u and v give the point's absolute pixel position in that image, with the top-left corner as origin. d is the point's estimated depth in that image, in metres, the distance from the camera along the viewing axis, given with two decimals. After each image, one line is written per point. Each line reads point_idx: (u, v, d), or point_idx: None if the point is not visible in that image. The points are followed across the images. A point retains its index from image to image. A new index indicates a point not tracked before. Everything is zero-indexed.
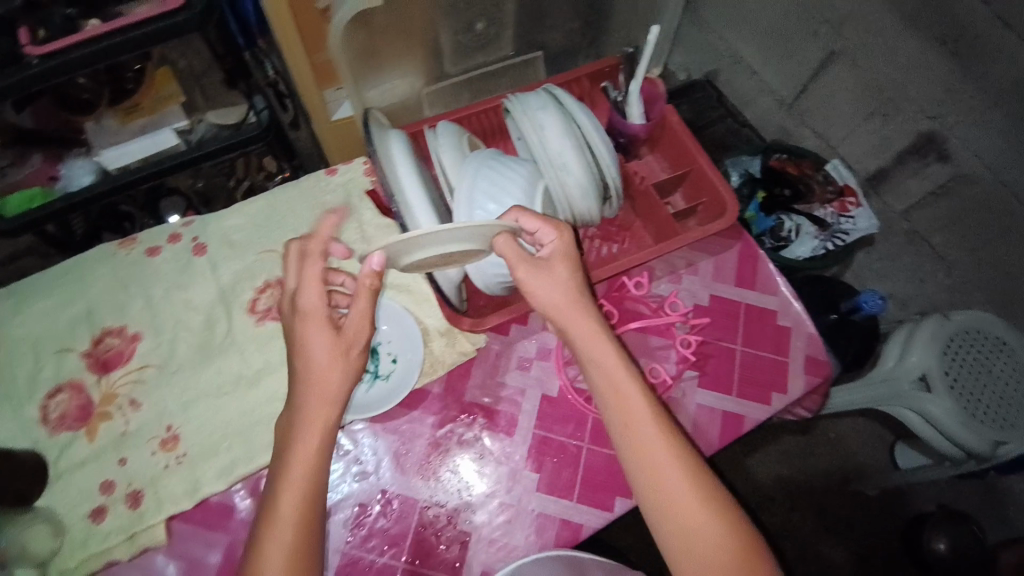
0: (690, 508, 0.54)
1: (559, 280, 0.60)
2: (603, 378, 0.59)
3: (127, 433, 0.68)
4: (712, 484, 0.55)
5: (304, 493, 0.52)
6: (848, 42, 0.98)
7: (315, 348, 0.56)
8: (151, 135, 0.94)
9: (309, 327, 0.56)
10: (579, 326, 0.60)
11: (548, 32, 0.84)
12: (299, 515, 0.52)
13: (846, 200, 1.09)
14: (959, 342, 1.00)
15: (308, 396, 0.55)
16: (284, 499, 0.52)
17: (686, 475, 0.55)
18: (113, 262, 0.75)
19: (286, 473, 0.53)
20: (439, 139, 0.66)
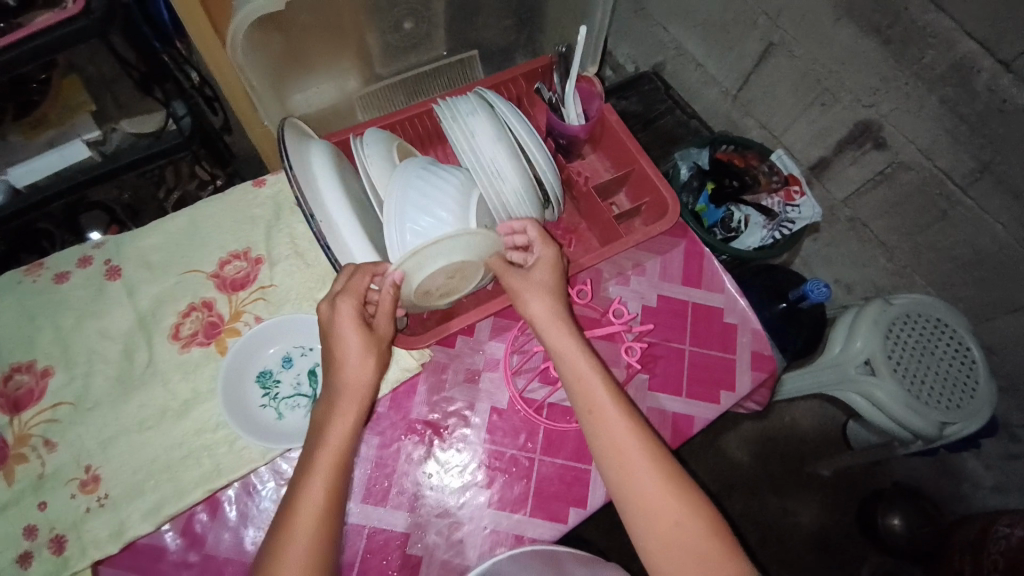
0: (663, 501, 0.53)
1: (538, 282, 0.61)
2: (574, 373, 0.58)
3: (44, 476, 0.62)
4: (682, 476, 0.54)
5: (331, 491, 0.51)
6: (787, 32, 0.99)
7: (356, 350, 0.55)
8: (60, 149, 0.88)
9: (347, 331, 0.55)
10: (553, 325, 0.60)
11: (483, 31, 0.82)
12: (325, 510, 0.50)
13: (791, 189, 1.12)
14: (900, 326, 1.03)
15: (342, 396, 0.55)
16: (309, 495, 0.50)
17: (655, 468, 0.54)
18: (20, 290, 0.68)
19: (315, 468, 0.51)
20: (364, 151, 0.62)
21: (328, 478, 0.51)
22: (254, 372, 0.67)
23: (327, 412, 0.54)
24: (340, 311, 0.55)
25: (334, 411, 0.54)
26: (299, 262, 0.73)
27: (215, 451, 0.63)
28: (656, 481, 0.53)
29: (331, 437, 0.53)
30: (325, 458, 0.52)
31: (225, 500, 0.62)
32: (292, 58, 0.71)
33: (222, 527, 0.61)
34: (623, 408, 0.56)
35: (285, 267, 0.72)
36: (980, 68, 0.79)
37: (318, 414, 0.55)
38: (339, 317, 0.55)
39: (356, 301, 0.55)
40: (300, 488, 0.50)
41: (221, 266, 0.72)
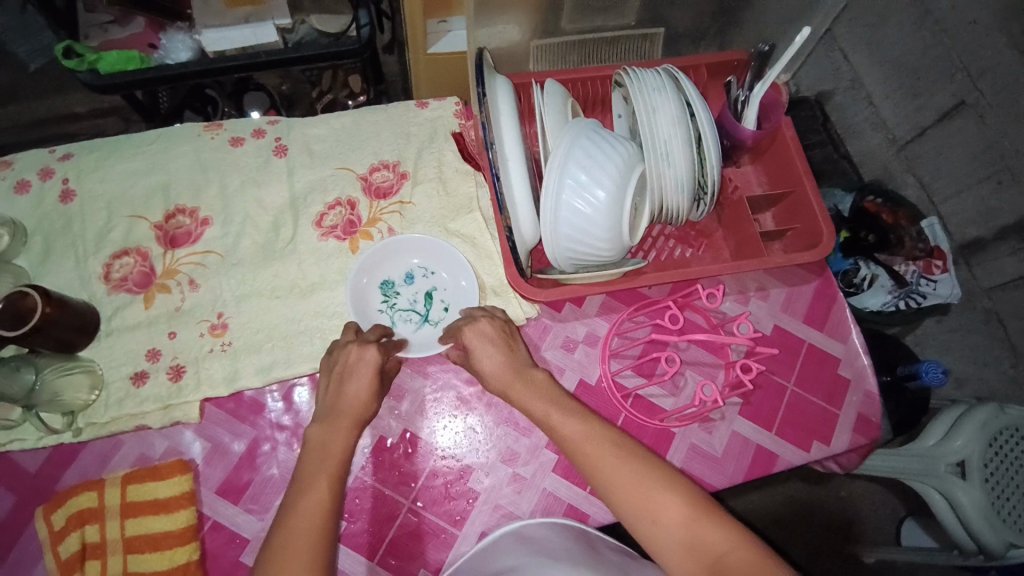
0: (659, 499, 0.51)
1: (489, 347, 0.62)
2: (541, 411, 0.58)
3: (181, 309, 0.69)
4: (670, 475, 0.52)
5: (333, 494, 0.52)
6: (983, 96, 0.90)
7: (369, 386, 0.59)
8: (254, 25, 0.93)
9: (363, 377, 0.59)
10: (511, 380, 0.60)
11: (675, 10, 0.79)
12: (328, 507, 0.51)
13: (932, 262, 1.03)
14: (1003, 440, 0.95)
15: (338, 419, 0.57)
16: (312, 496, 0.52)
17: (641, 471, 0.52)
18: (197, 142, 0.75)
19: (318, 475, 0.53)
20: (545, 97, 0.62)
21: (334, 483, 0.53)
22: (380, 279, 0.71)
23: (324, 430, 0.56)
24: (365, 357, 0.60)
25: (327, 430, 0.57)
26: (439, 188, 0.76)
27: (326, 334, 0.68)
28: (643, 483, 0.52)
29: (330, 450, 0.55)
30: (329, 468, 0.54)
31: None
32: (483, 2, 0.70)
33: None
34: (592, 427, 0.56)
35: (429, 189, 0.75)
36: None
37: (311, 434, 0.56)
38: (364, 361, 0.60)
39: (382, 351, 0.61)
40: (304, 491, 0.52)
41: (370, 172, 0.76)
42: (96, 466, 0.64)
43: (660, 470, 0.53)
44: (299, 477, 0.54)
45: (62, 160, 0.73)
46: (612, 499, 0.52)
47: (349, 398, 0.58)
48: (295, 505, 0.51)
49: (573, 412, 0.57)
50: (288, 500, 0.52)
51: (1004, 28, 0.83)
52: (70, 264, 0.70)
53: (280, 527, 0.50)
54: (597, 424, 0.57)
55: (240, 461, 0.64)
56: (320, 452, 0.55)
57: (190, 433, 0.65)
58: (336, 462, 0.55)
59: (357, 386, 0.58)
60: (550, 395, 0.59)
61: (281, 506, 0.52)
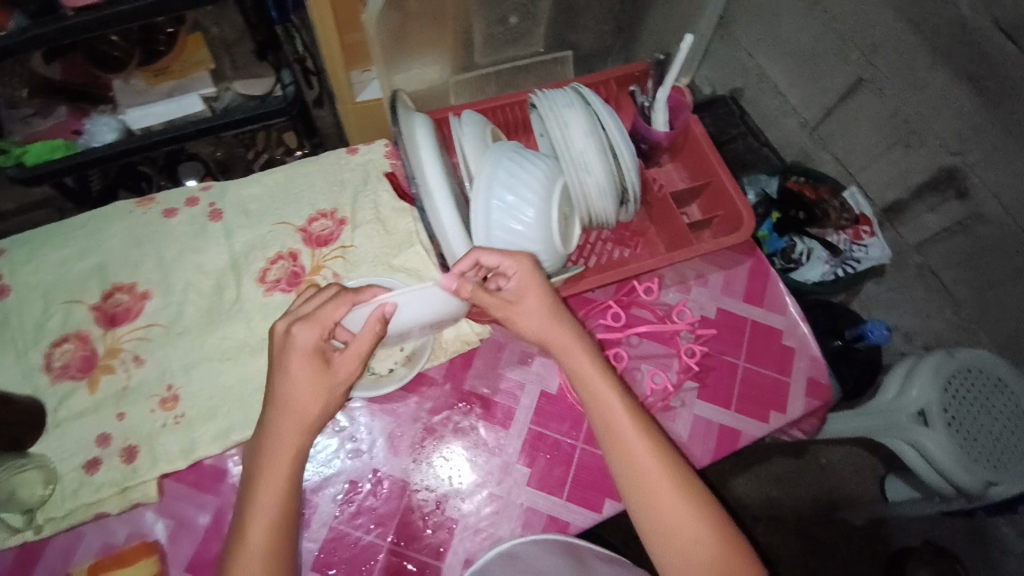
0: (663, 491, 0.56)
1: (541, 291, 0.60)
2: (581, 373, 0.60)
3: (128, 388, 0.68)
4: (680, 477, 0.57)
5: (274, 522, 0.53)
6: (878, 70, 0.97)
7: (308, 380, 0.55)
8: (178, 98, 0.96)
9: (297, 370, 0.55)
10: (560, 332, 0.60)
11: (579, 33, 0.85)
12: (270, 535, 0.53)
13: (861, 229, 1.09)
14: (959, 381, 0.98)
15: (283, 425, 0.55)
16: (255, 525, 0.53)
17: (655, 460, 0.57)
18: (130, 219, 0.75)
19: (259, 512, 0.53)
20: (462, 127, 0.66)
21: (274, 510, 0.53)
22: None
23: (260, 456, 0.55)
24: (296, 339, 0.55)
25: (273, 441, 0.55)
26: (377, 228, 0.78)
27: None
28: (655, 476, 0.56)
29: (272, 478, 0.54)
30: (273, 489, 0.54)
31: None
32: (392, 46, 0.74)
33: None
34: (632, 407, 0.59)
35: (369, 232, 0.77)
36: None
37: (253, 453, 0.57)
38: (297, 345, 0.56)
39: (318, 329, 0.56)
40: (248, 517, 0.53)
41: (309, 222, 0.77)
42: (60, 562, 0.61)
43: (674, 468, 0.57)
44: (246, 491, 0.55)
45: None
46: (623, 473, 0.57)
47: (290, 389, 0.56)
48: (242, 539, 0.53)
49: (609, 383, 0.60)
50: (239, 517, 0.54)
51: (891, 3, 0.90)
52: (11, 360, 0.68)
53: (230, 556, 0.52)
54: (631, 399, 0.60)
55: (207, 533, 0.63)
56: (267, 465, 0.55)
57: (152, 513, 0.63)
58: (280, 493, 0.54)
59: (297, 378, 0.55)
60: (595, 356, 0.61)
61: (235, 522, 0.54)
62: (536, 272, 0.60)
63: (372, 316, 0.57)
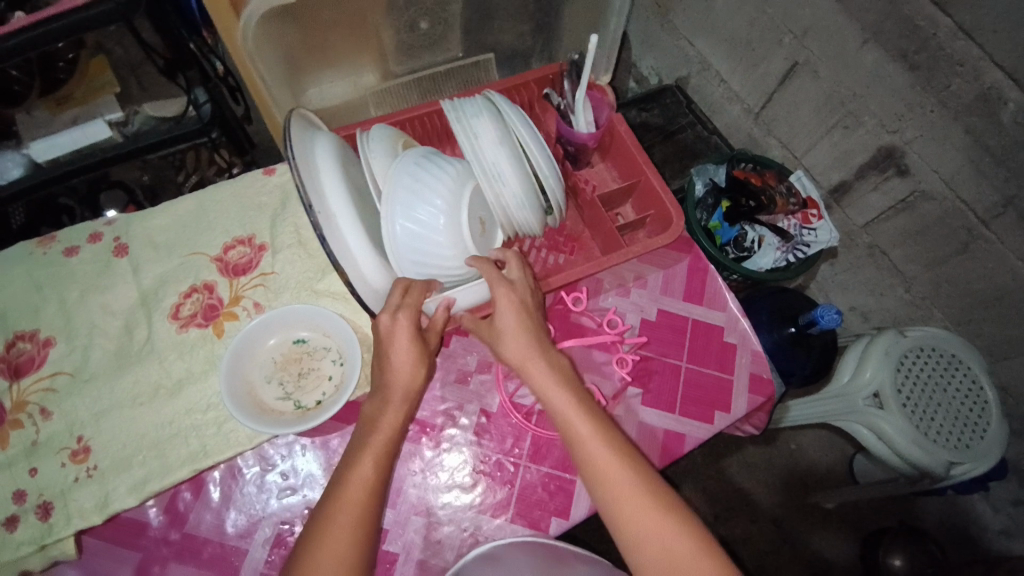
0: (634, 485, 0.52)
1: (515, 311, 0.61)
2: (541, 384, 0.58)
3: (37, 443, 0.63)
4: (647, 471, 0.53)
5: (379, 469, 0.53)
6: (812, 51, 0.95)
7: (416, 362, 0.58)
8: (83, 126, 0.88)
9: (407, 346, 0.58)
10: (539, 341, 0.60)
11: (497, 33, 0.82)
12: (373, 482, 0.52)
13: (809, 212, 1.08)
14: (913, 360, 0.99)
15: (393, 399, 0.57)
16: (360, 471, 0.52)
17: (617, 454, 0.54)
18: (29, 262, 0.70)
19: (366, 450, 0.53)
20: (369, 144, 0.63)
21: (378, 456, 0.53)
22: (257, 373, 0.67)
23: (379, 403, 0.56)
24: (400, 326, 0.57)
25: (385, 406, 0.56)
26: (300, 250, 0.74)
27: (201, 431, 0.64)
28: (623, 471, 0.52)
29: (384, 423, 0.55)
30: (380, 440, 0.54)
31: (211, 480, 0.63)
32: (289, 60, 0.72)
33: (206, 507, 0.62)
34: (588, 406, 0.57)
35: (292, 257, 0.74)
36: (1009, 100, 0.74)
37: (369, 406, 0.57)
38: (401, 333, 0.57)
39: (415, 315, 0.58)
40: (351, 464, 0.53)
41: (224, 250, 0.73)
42: None
43: (632, 463, 0.53)
44: (352, 445, 0.55)
45: None
46: (591, 473, 0.54)
47: (391, 370, 0.57)
48: (345, 475, 0.52)
49: (560, 382, 0.58)
50: (340, 465, 0.53)
51: None
52: None
53: (330, 495, 0.51)
54: (584, 393, 0.58)
55: None
56: (389, 404, 0.56)
57: (71, 572, 0.59)
58: (385, 441, 0.55)
59: (404, 353, 0.57)
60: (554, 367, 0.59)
61: (332, 478, 0.53)
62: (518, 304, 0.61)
63: (439, 307, 0.62)
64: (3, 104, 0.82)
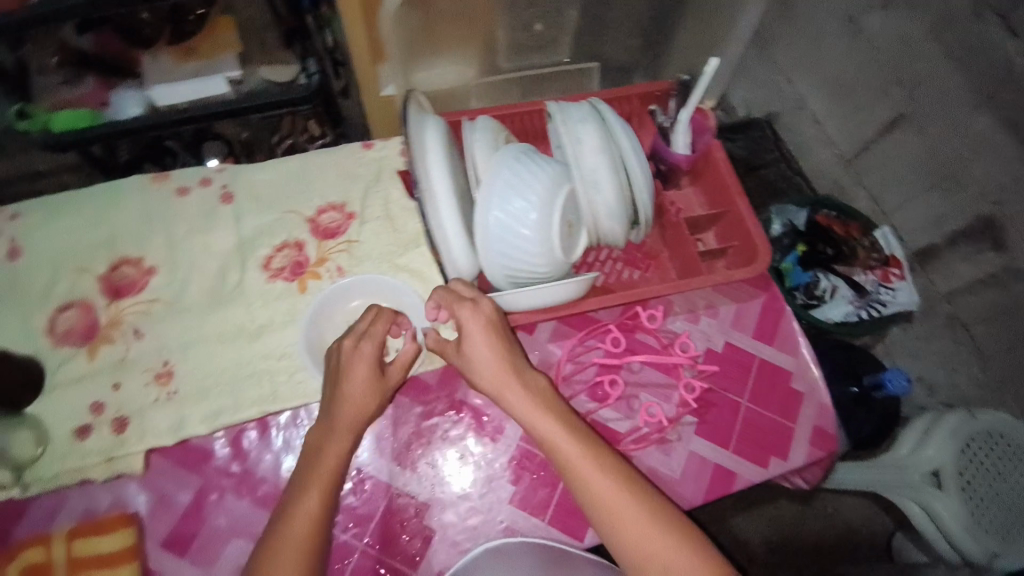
0: (632, 512, 0.51)
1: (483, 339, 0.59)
2: (524, 408, 0.57)
3: (126, 359, 0.69)
4: (647, 500, 0.52)
5: (324, 503, 0.54)
6: (920, 105, 0.91)
7: (369, 392, 0.59)
8: (203, 78, 0.93)
9: (361, 378, 0.59)
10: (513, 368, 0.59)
11: (608, 45, 0.83)
12: (319, 514, 0.53)
13: (889, 271, 1.00)
14: (979, 445, 0.92)
15: (338, 430, 0.58)
16: (304, 504, 0.53)
17: (617, 485, 0.53)
18: (145, 194, 0.75)
19: (310, 484, 0.55)
20: (474, 133, 0.65)
21: (321, 490, 0.54)
22: (334, 334, 0.70)
23: (323, 435, 0.58)
24: (361, 352, 0.59)
25: (331, 437, 0.58)
26: (386, 224, 0.77)
27: (275, 376, 0.68)
28: (624, 502, 0.52)
29: (327, 457, 0.56)
30: (321, 475, 0.55)
31: (274, 426, 0.66)
32: (408, 49, 0.73)
33: (266, 448, 0.65)
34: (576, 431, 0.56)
35: (378, 229, 0.77)
36: None
37: (312, 439, 0.58)
38: (360, 359, 0.59)
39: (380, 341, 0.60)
40: (300, 497, 0.54)
41: (318, 213, 0.77)
42: (43, 521, 0.62)
43: (631, 484, 0.53)
44: (300, 475, 0.56)
45: (10, 218, 0.73)
46: (590, 507, 0.53)
47: (345, 396, 0.59)
48: (291, 507, 0.53)
49: (544, 407, 0.57)
50: (289, 497, 0.54)
51: (935, 38, 0.85)
52: (17, 318, 0.70)
53: (277, 524, 0.52)
54: (571, 423, 0.57)
55: (187, 512, 0.63)
56: (332, 442, 0.57)
57: (135, 486, 0.64)
58: (329, 473, 0.56)
59: (355, 386, 0.59)
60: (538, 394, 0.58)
61: (279, 508, 0.54)
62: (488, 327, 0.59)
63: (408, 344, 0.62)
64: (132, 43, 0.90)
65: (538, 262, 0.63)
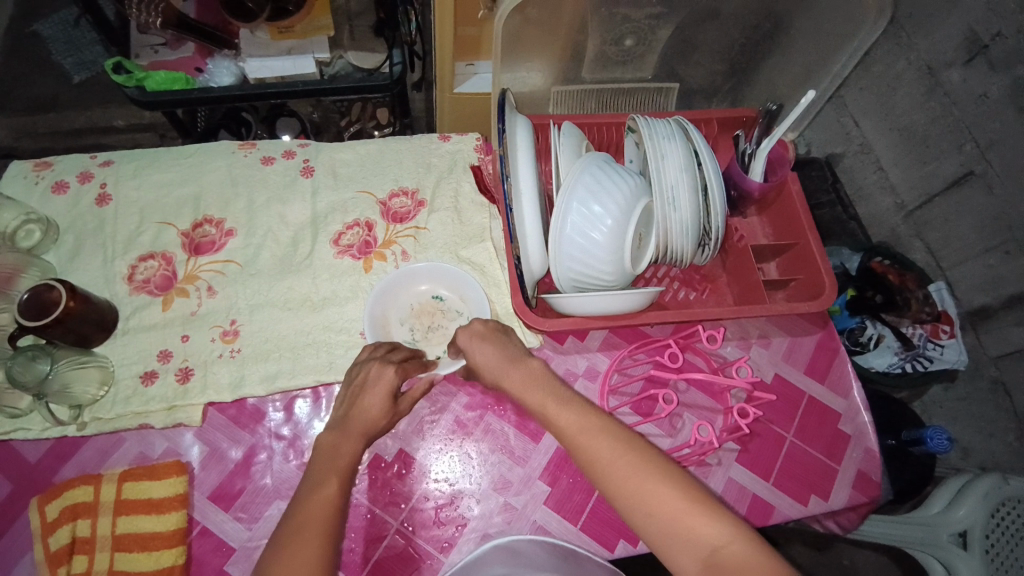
0: (656, 494, 0.48)
1: (487, 345, 0.61)
2: (537, 400, 0.56)
3: (196, 314, 0.71)
4: (652, 460, 0.50)
5: (342, 492, 0.51)
6: (993, 166, 0.84)
7: (382, 411, 0.58)
8: (294, 58, 0.98)
9: (377, 394, 0.59)
10: (512, 366, 0.59)
11: (690, 68, 0.84)
12: (340, 503, 0.50)
13: (939, 326, 0.96)
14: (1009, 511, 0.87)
15: (349, 431, 0.56)
16: (323, 490, 0.51)
17: (628, 455, 0.50)
18: (231, 159, 0.79)
19: (330, 474, 0.52)
20: (561, 137, 0.67)
21: (343, 478, 0.52)
22: (397, 310, 0.72)
23: (338, 435, 0.56)
24: (382, 375, 0.60)
25: (339, 437, 0.56)
26: (453, 215, 0.79)
27: (333, 348, 0.70)
28: (627, 465, 0.50)
29: (342, 453, 0.54)
30: (340, 465, 0.53)
31: (327, 396, 0.68)
32: (508, 46, 0.73)
33: (316, 417, 0.67)
34: (588, 414, 0.54)
35: (448, 218, 0.79)
36: None
37: (321, 440, 0.56)
38: (377, 381, 0.59)
39: (399, 372, 0.61)
40: (316, 485, 0.51)
41: (389, 197, 0.79)
42: (96, 461, 0.65)
43: (652, 464, 0.50)
44: (314, 466, 0.54)
45: (103, 166, 0.77)
46: (595, 479, 0.51)
47: (361, 410, 0.58)
48: (308, 494, 0.51)
49: (557, 395, 0.56)
50: (303, 488, 0.51)
51: (1015, 102, 0.79)
52: (98, 262, 0.73)
53: (292, 511, 0.49)
54: (571, 396, 0.56)
55: (235, 468, 0.65)
56: (343, 445, 0.55)
57: (191, 436, 0.66)
58: (346, 464, 0.54)
59: (372, 401, 0.58)
60: (547, 385, 0.57)
61: (293, 498, 0.51)
62: (491, 329, 0.62)
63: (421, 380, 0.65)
64: (231, 12, 0.96)
65: (606, 270, 0.65)
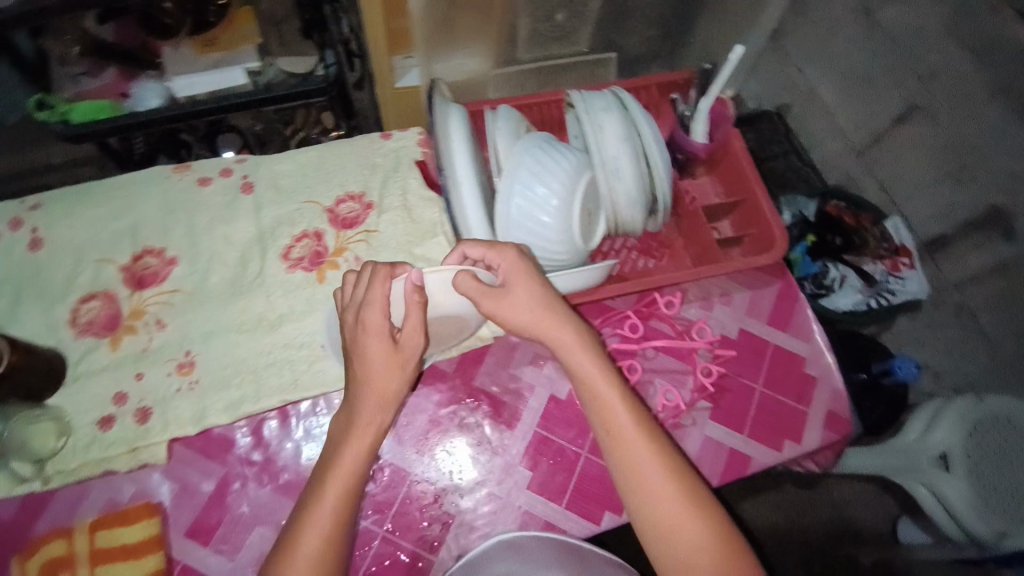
0: (673, 501, 0.52)
1: (523, 282, 0.58)
2: (583, 370, 0.57)
3: (149, 349, 0.70)
4: (679, 466, 0.54)
5: (341, 507, 0.53)
6: (935, 97, 0.85)
7: (383, 364, 0.55)
8: (223, 70, 0.94)
9: (379, 337, 0.55)
10: (555, 318, 0.57)
11: (625, 35, 0.84)
12: (336, 526, 0.52)
13: (899, 260, 0.95)
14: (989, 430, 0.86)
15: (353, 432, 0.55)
16: (322, 508, 0.52)
17: (659, 456, 0.54)
18: (166, 184, 0.76)
19: (327, 485, 0.53)
20: (497, 122, 0.66)
21: (339, 493, 0.53)
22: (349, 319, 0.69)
23: (339, 442, 0.55)
24: (365, 319, 0.55)
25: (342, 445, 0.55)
26: (403, 214, 0.78)
27: (296, 364, 0.69)
28: (658, 464, 0.54)
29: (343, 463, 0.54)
30: (340, 483, 0.53)
31: (295, 415, 0.67)
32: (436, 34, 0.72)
33: (287, 437, 0.66)
34: (630, 401, 0.56)
35: (398, 216, 0.77)
36: None
37: (332, 442, 0.56)
38: (369, 323, 0.55)
39: (383, 307, 0.55)
40: (314, 503, 0.53)
41: (336, 203, 0.78)
42: (65, 514, 0.63)
43: (676, 470, 0.54)
44: (315, 477, 0.55)
45: (31, 210, 0.74)
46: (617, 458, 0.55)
47: (368, 382, 0.55)
48: (307, 514, 0.52)
49: (598, 364, 0.57)
50: (302, 508, 0.53)
51: (951, 32, 0.79)
52: (39, 309, 0.71)
53: (289, 534, 0.52)
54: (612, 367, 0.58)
55: (210, 500, 0.64)
56: (338, 465, 0.54)
57: (158, 475, 0.65)
58: (349, 481, 0.54)
59: (367, 361, 0.55)
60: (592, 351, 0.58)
61: (297, 514, 0.53)
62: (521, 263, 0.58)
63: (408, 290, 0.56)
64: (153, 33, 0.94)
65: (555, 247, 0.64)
